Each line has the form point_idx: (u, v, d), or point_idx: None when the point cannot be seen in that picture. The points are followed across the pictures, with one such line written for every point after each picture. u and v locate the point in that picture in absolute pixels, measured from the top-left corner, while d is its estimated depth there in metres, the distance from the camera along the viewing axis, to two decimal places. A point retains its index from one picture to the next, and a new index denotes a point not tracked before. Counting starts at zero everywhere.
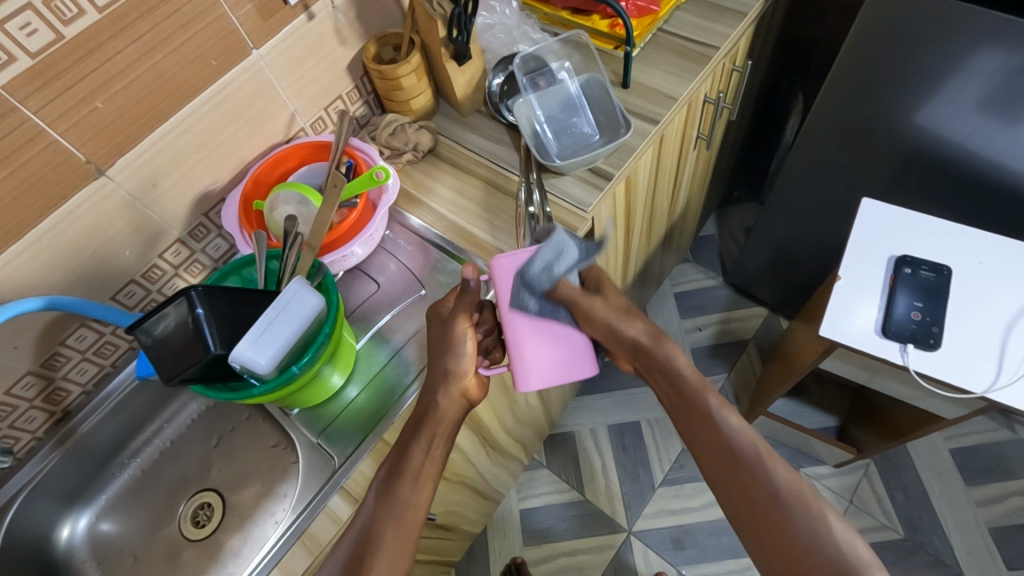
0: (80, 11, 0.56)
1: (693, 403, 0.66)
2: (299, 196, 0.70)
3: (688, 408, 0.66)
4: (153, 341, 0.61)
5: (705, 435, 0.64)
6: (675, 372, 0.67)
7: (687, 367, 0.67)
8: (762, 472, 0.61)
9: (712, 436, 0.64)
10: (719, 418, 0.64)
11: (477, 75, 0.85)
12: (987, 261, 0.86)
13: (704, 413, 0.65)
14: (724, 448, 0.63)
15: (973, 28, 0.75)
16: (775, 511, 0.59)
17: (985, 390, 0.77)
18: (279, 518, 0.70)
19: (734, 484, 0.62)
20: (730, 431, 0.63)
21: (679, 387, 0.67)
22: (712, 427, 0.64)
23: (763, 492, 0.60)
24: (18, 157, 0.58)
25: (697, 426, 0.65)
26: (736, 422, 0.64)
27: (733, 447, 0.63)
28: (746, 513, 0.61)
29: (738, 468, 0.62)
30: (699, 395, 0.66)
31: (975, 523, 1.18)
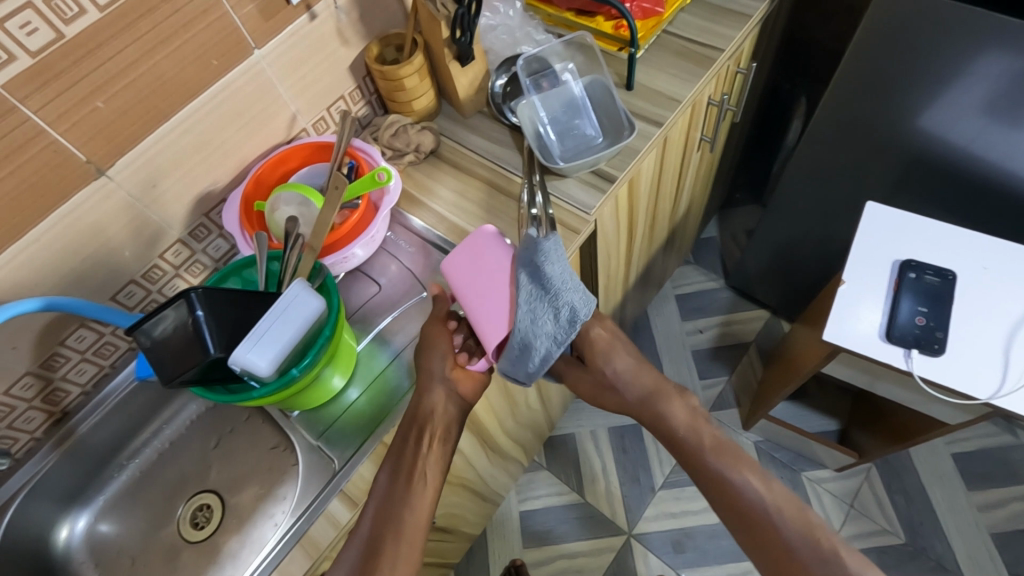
0: (80, 10, 0.55)
1: (700, 465, 0.76)
2: (301, 197, 0.69)
3: (703, 472, 0.75)
4: (152, 342, 0.60)
5: (719, 492, 0.74)
6: (673, 429, 0.78)
7: (686, 425, 0.77)
8: (774, 520, 0.71)
9: (726, 492, 0.73)
10: (730, 475, 0.73)
11: (479, 76, 0.85)
12: (991, 266, 0.85)
13: (716, 474, 0.74)
14: (737, 503, 0.73)
15: (979, 32, 0.75)
16: (790, 552, 0.69)
17: (989, 396, 0.77)
18: (278, 521, 0.69)
19: (753, 533, 0.72)
20: (741, 486, 0.73)
21: (680, 444, 0.77)
22: (723, 488, 0.74)
23: (778, 538, 0.70)
24: (18, 157, 0.58)
25: (711, 484, 0.75)
26: (743, 477, 0.73)
27: (744, 500, 0.72)
28: (767, 556, 0.71)
29: (756, 522, 0.71)
30: (699, 453, 0.76)
31: (977, 528, 1.17)
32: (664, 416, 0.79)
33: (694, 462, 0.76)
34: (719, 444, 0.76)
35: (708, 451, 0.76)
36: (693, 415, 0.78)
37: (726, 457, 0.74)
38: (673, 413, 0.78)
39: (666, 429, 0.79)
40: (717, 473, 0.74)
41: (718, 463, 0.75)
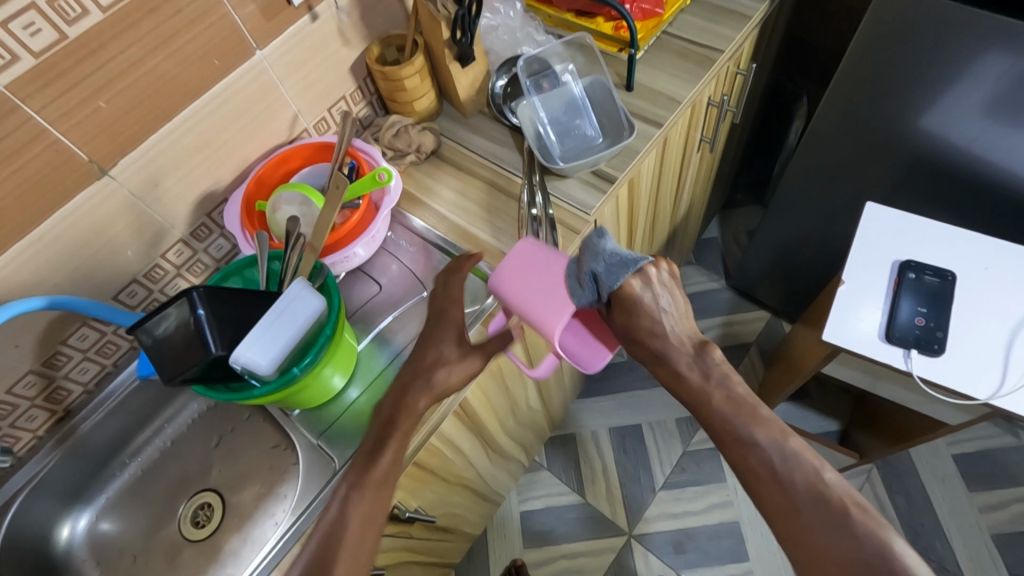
0: (83, 11, 0.56)
1: (709, 414, 0.59)
2: (302, 197, 0.70)
3: (711, 424, 0.58)
4: (154, 341, 0.60)
5: (728, 447, 0.57)
6: (682, 377, 0.61)
7: (699, 375, 0.60)
8: (789, 481, 0.52)
9: (738, 448, 0.56)
10: (741, 427, 0.56)
11: (480, 76, 0.85)
12: (991, 266, 0.85)
13: (724, 425, 0.57)
14: (749, 461, 0.55)
15: (979, 32, 0.75)
16: (804, 519, 0.51)
17: (989, 396, 0.77)
18: (279, 519, 0.70)
19: (765, 502, 0.53)
20: (752, 436, 0.55)
21: (686, 392, 0.61)
22: (739, 444, 0.56)
23: (792, 504, 0.51)
24: (21, 157, 0.58)
25: (722, 438, 0.57)
26: (754, 426, 0.56)
27: (755, 457, 0.54)
28: (778, 530, 0.52)
29: (767, 484, 0.53)
30: (704, 396, 0.59)
31: (978, 529, 1.17)
32: (675, 370, 0.62)
33: (701, 413, 0.59)
34: (734, 395, 0.58)
35: (719, 400, 0.58)
36: (709, 372, 0.60)
37: (741, 410, 0.57)
38: (685, 367, 0.61)
39: (677, 385, 0.61)
40: (725, 422, 0.57)
41: (725, 408, 0.58)
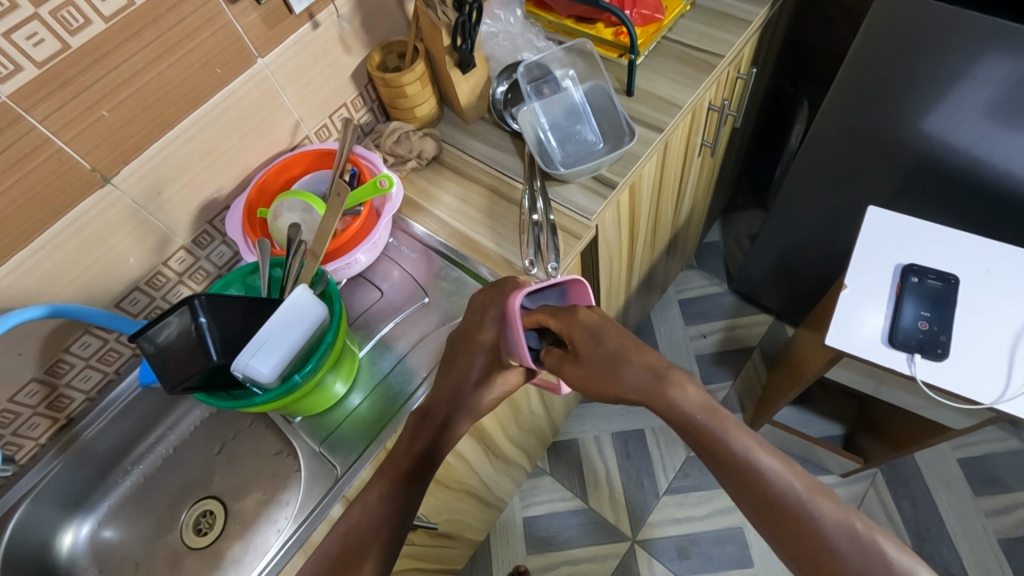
0: (86, 21, 0.56)
1: (758, 486, 0.51)
2: (303, 204, 0.70)
3: (761, 497, 0.50)
4: (156, 349, 0.60)
5: (791, 535, 0.49)
6: (725, 438, 0.52)
7: (700, 403, 0.54)
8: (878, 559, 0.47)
9: (806, 537, 0.49)
10: (809, 509, 0.49)
11: (480, 82, 0.85)
12: (995, 270, 0.85)
13: (793, 507, 0.49)
14: (824, 541, 0.48)
15: (980, 37, 0.75)
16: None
17: (993, 401, 0.76)
18: (281, 527, 0.69)
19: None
20: (819, 520, 0.49)
21: (702, 437, 0.53)
22: (746, 473, 0.51)
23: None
24: (24, 165, 0.58)
25: (780, 523, 0.50)
26: (786, 471, 0.51)
27: (835, 543, 0.48)
28: None
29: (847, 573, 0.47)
30: (721, 440, 0.52)
31: (985, 534, 1.16)
32: (617, 376, 0.57)
33: (746, 481, 0.51)
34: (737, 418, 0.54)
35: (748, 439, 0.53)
36: (676, 384, 0.56)
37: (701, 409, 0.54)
38: (685, 394, 0.54)
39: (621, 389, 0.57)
40: (777, 493, 0.50)
41: (780, 473, 0.51)
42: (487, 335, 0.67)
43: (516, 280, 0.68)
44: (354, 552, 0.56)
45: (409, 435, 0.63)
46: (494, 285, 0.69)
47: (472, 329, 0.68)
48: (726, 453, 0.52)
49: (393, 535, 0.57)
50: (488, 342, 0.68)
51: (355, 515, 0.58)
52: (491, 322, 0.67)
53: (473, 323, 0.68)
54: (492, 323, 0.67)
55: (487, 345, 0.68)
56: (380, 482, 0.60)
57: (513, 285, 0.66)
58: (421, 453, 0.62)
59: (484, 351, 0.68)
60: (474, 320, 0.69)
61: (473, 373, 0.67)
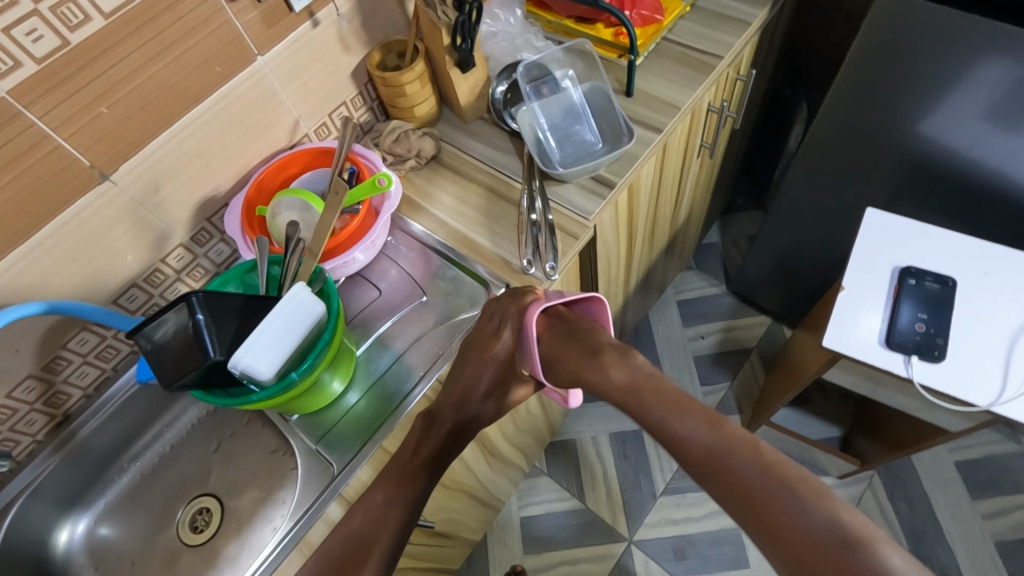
0: (86, 18, 0.56)
1: (688, 450, 0.53)
2: (302, 203, 0.69)
3: (689, 459, 0.53)
4: (153, 346, 0.60)
5: (716, 489, 0.51)
6: (651, 407, 0.56)
7: (628, 377, 0.58)
8: (793, 500, 0.47)
9: (733, 492, 0.50)
10: (732, 464, 0.50)
11: (480, 82, 0.85)
12: (991, 272, 0.85)
13: (717, 463, 0.51)
14: (740, 490, 0.49)
15: (977, 39, 0.75)
16: (838, 557, 0.44)
17: (990, 403, 0.76)
18: (277, 525, 0.69)
19: (758, 527, 0.48)
20: (737, 470, 0.50)
21: (633, 406, 0.58)
22: (672, 441, 0.54)
23: (801, 528, 0.46)
24: (23, 161, 0.58)
25: (712, 484, 0.51)
26: (707, 431, 0.53)
27: (759, 492, 0.48)
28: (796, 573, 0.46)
29: (774, 521, 0.47)
30: (650, 413, 0.56)
31: (981, 536, 1.16)
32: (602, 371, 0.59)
33: (674, 446, 0.54)
34: (669, 389, 0.57)
35: (675, 406, 0.55)
36: (635, 372, 0.58)
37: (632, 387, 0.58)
38: (610, 374, 0.59)
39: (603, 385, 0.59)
40: (700, 453, 0.52)
41: (700, 434, 0.53)
42: (502, 347, 0.66)
43: (534, 291, 0.67)
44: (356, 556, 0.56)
45: (415, 437, 0.64)
46: (511, 294, 0.68)
47: (484, 341, 0.66)
48: (653, 424, 0.56)
49: (398, 540, 0.57)
50: (500, 354, 0.66)
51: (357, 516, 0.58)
52: (506, 332, 0.65)
53: (487, 335, 0.67)
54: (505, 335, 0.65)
55: (499, 358, 0.66)
56: (384, 485, 0.60)
57: (532, 296, 0.65)
58: (419, 454, 0.62)
59: (495, 364, 0.66)
60: (489, 331, 0.67)
61: (482, 385, 0.66)
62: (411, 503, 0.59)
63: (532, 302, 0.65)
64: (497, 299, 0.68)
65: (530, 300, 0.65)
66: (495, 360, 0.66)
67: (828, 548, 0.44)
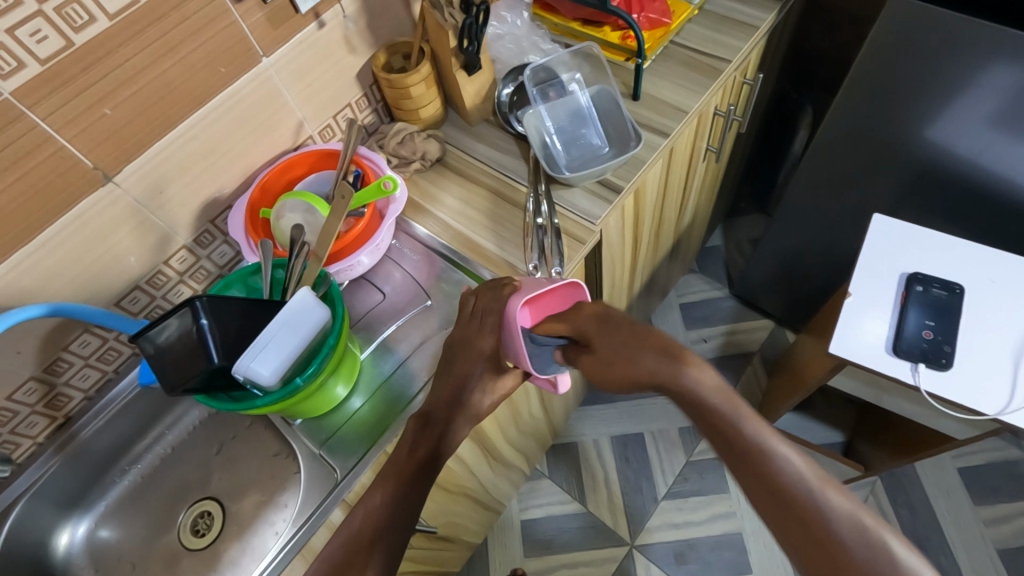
0: (90, 19, 0.56)
1: (774, 482, 0.45)
2: (306, 205, 0.69)
3: (770, 489, 0.45)
4: (156, 350, 0.59)
5: (795, 532, 0.44)
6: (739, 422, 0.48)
7: (716, 386, 0.50)
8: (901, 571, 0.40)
9: (820, 540, 0.43)
10: (828, 511, 0.44)
11: (486, 85, 0.85)
12: (998, 280, 0.85)
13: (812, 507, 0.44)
14: (834, 543, 0.42)
15: (987, 46, 0.74)
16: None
17: (998, 412, 0.76)
18: (279, 529, 0.69)
19: None
20: (833, 518, 0.43)
21: (711, 417, 0.49)
22: (755, 463, 0.47)
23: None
24: (26, 162, 0.58)
25: (793, 523, 0.44)
26: (799, 463, 0.46)
27: (856, 553, 0.42)
28: None
29: None
30: (736, 426, 0.48)
31: (984, 543, 1.16)
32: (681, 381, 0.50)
33: (754, 469, 0.47)
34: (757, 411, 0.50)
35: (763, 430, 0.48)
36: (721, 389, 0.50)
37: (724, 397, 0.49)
38: (700, 378, 0.50)
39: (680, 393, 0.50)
40: (789, 485, 0.45)
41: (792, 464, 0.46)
42: (487, 343, 0.66)
43: (513, 283, 0.66)
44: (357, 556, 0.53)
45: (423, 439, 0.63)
46: (491, 290, 0.67)
47: (471, 337, 0.67)
48: (735, 442, 0.48)
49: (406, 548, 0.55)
50: (487, 350, 0.67)
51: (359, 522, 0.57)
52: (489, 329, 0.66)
53: (472, 331, 0.67)
54: (488, 331, 0.66)
55: (485, 354, 0.67)
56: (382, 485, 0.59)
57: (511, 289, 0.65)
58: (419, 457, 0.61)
59: (484, 360, 0.67)
60: (473, 328, 0.67)
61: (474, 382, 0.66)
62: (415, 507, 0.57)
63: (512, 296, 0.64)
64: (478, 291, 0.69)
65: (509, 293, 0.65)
66: (484, 355, 0.67)
67: None
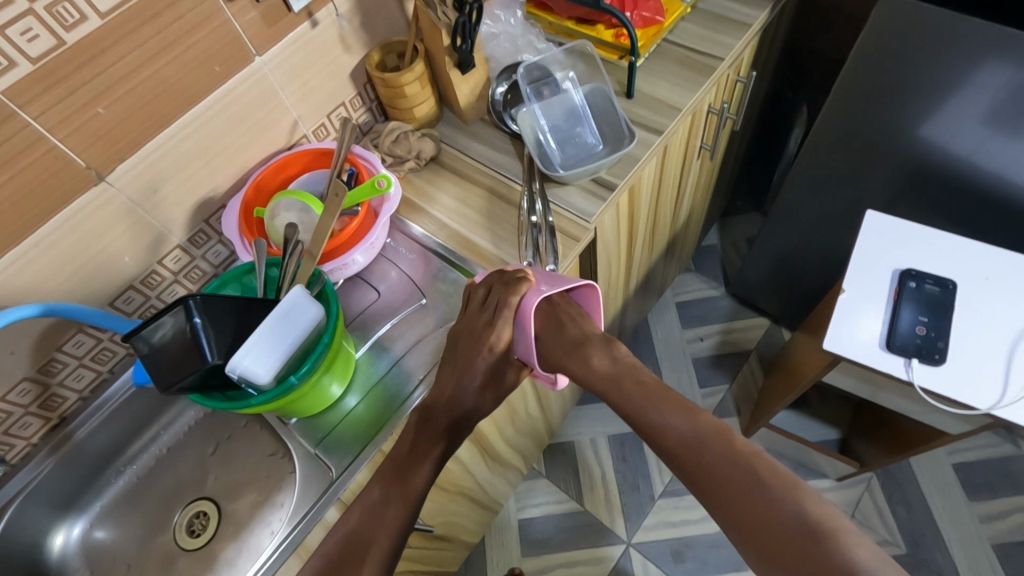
0: (83, 18, 0.56)
1: (667, 439, 0.55)
2: (301, 204, 0.69)
3: (666, 445, 0.55)
4: (150, 349, 0.59)
5: (693, 476, 0.53)
6: (631, 399, 0.59)
7: (612, 369, 0.61)
8: (764, 490, 0.49)
9: (705, 476, 0.52)
10: (704, 453, 0.53)
11: (480, 83, 0.85)
12: (991, 275, 0.85)
13: (691, 452, 0.53)
14: (718, 481, 0.51)
15: (977, 42, 0.75)
16: (802, 544, 0.46)
17: (990, 407, 0.76)
18: (275, 529, 0.68)
19: (732, 515, 0.50)
20: (708, 458, 0.53)
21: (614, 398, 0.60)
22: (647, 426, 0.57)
23: (769, 514, 0.48)
24: (19, 161, 0.58)
25: (686, 468, 0.54)
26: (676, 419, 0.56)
27: (730, 480, 0.51)
28: (766, 561, 0.48)
29: (744, 507, 0.49)
30: (630, 401, 0.59)
31: (979, 539, 1.16)
32: (585, 360, 0.62)
33: (650, 431, 0.57)
34: (652, 382, 0.59)
35: (650, 395, 0.58)
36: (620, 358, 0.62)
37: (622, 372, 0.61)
38: (595, 362, 0.61)
39: (587, 377, 0.62)
40: (672, 439, 0.55)
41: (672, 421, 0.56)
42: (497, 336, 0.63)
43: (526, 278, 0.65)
44: (356, 556, 0.55)
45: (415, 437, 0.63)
46: (505, 281, 0.65)
47: (480, 331, 0.64)
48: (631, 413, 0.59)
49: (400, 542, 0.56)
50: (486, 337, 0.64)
51: (356, 519, 0.57)
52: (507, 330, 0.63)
53: (480, 325, 0.64)
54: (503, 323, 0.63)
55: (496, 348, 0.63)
56: (380, 481, 0.59)
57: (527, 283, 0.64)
58: (413, 446, 0.61)
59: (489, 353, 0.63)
60: (483, 320, 0.64)
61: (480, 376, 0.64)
62: (411, 500, 0.58)
63: (527, 293, 0.63)
64: (489, 283, 0.66)
65: (523, 290, 0.63)
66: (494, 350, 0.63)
67: (788, 531, 0.47)
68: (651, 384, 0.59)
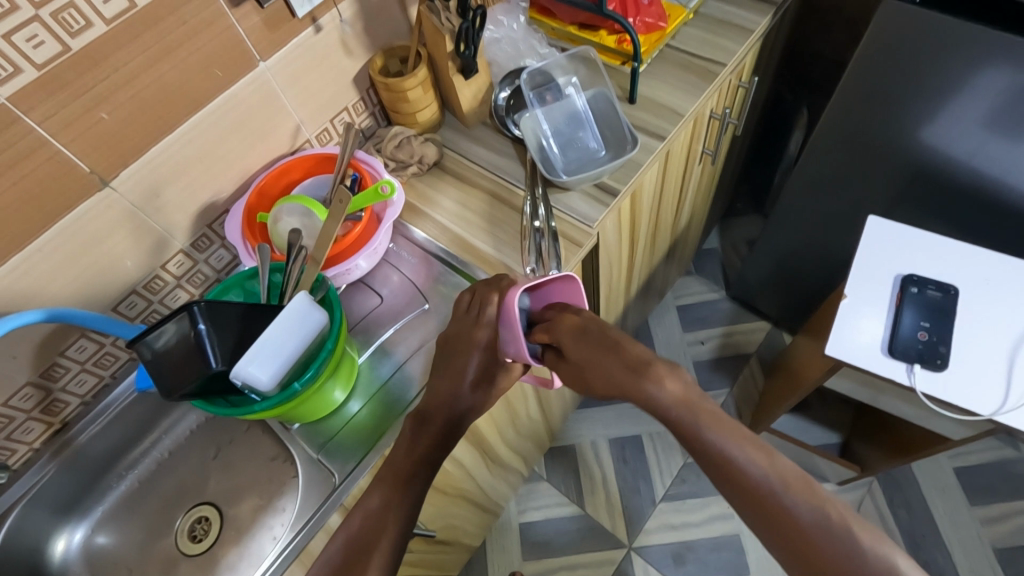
0: (87, 24, 0.56)
1: (707, 449, 0.53)
2: (303, 209, 0.69)
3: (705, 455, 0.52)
4: (153, 355, 0.59)
5: (732, 487, 0.51)
6: (676, 411, 0.54)
7: (674, 394, 0.55)
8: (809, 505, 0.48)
9: (746, 489, 0.50)
10: (747, 466, 0.51)
11: (482, 88, 0.85)
12: (992, 279, 0.85)
13: (731, 462, 0.51)
14: (761, 494, 0.50)
15: (978, 47, 0.75)
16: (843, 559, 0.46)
17: (992, 412, 0.76)
18: (277, 534, 0.68)
19: (771, 527, 0.49)
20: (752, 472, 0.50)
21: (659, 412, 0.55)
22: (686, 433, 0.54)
23: (812, 529, 0.48)
24: (22, 167, 0.58)
25: (724, 477, 0.52)
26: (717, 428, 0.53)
27: (773, 494, 0.49)
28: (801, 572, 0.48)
29: (787, 522, 0.48)
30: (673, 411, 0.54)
31: (980, 542, 1.16)
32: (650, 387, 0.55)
33: (687, 438, 0.54)
34: (709, 404, 0.54)
35: (696, 409, 0.54)
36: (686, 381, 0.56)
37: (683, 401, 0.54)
38: (662, 387, 0.55)
39: (649, 403, 0.55)
40: (713, 449, 0.52)
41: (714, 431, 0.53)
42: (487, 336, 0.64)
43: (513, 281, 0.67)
44: (360, 563, 0.55)
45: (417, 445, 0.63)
46: (488, 283, 0.67)
47: (470, 331, 0.65)
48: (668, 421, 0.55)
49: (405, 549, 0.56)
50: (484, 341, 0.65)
51: (359, 525, 0.57)
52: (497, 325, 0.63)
53: (470, 327, 0.65)
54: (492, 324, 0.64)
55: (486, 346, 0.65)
56: (381, 487, 0.59)
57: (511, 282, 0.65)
58: (415, 452, 0.61)
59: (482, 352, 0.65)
60: (471, 320, 0.66)
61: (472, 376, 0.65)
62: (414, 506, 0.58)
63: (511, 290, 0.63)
64: (474, 289, 0.68)
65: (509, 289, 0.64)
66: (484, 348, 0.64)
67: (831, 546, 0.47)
68: (698, 398, 0.55)
